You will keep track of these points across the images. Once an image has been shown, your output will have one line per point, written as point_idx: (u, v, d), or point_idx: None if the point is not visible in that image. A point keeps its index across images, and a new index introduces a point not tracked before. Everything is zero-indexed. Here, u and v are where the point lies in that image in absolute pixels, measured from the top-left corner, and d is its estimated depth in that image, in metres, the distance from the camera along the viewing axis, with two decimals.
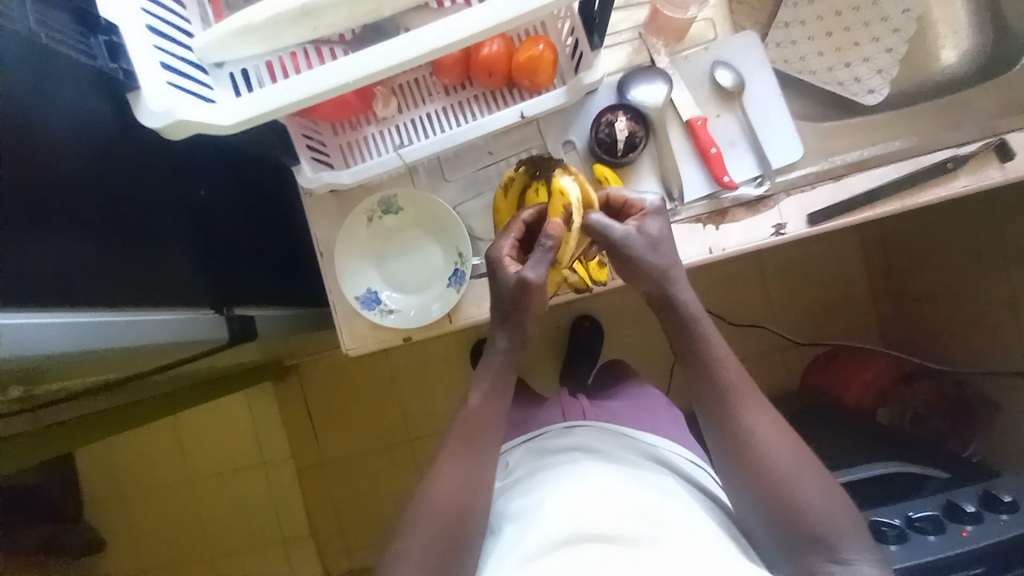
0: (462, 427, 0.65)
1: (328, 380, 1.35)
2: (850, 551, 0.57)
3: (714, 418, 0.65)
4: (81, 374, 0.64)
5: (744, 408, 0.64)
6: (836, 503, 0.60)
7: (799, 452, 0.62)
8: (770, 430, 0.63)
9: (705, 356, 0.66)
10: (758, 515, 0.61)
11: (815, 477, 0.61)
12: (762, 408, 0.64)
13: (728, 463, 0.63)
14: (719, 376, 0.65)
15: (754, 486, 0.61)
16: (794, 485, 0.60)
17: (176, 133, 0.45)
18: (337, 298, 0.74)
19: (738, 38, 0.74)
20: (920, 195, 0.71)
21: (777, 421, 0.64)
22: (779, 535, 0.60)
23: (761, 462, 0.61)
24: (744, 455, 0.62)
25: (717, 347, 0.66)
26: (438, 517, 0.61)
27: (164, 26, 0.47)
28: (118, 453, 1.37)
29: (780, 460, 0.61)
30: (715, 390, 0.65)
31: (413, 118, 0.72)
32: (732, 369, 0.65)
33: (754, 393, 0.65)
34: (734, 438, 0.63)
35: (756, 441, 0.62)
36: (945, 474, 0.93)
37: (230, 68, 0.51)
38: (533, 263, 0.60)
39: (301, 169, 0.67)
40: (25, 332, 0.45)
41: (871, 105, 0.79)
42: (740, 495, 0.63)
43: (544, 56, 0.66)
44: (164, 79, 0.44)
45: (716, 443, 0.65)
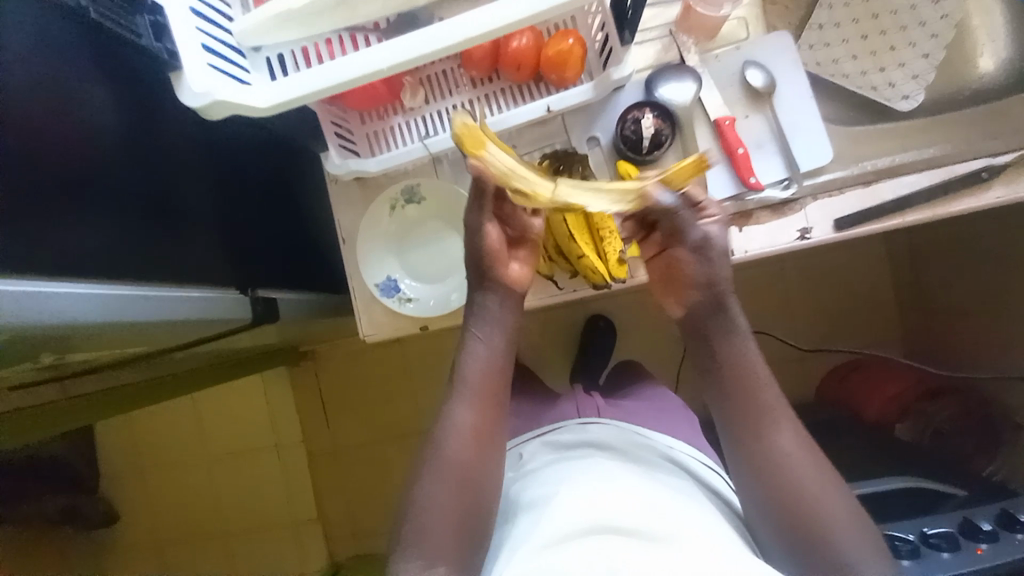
0: (464, 382, 0.67)
1: (343, 367, 1.36)
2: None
3: (745, 436, 0.64)
4: (112, 345, 0.66)
5: (778, 431, 0.63)
6: (864, 534, 0.59)
7: (828, 478, 0.62)
8: (801, 454, 0.62)
9: (744, 373, 0.65)
10: (778, 536, 0.60)
11: (843, 505, 0.60)
12: (793, 428, 0.64)
13: (755, 481, 0.62)
14: (758, 395, 0.65)
15: (780, 507, 0.60)
16: (821, 510, 0.59)
17: (215, 114, 0.46)
18: (357, 284, 0.75)
19: (772, 38, 0.73)
20: (954, 205, 0.69)
21: (808, 445, 0.63)
22: (800, 557, 0.59)
23: (789, 485, 0.60)
24: (773, 473, 0.61)
25: (754, 363, 0.66)
26: (450, 482, 0.62)
27: (206, 9, 0.48)
28: (135, 426, 1.40)
29: (808, 485, 0.60)
30: (749, 410, 0.64)
31: (440, 109, 0.72)
32: (769, 389, 0.65)
33: (789, 417, 0.65)
34: (764, 459, 0.62)
35: (788, 463, 0.62)
36: (963, 491, 0.90)
37: (267, 53, 0.52)
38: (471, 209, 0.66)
39: (329, 156, 0.68)
40: (58, 299, 0.46)
41: (905, 111, 0.77)
42: (763, 516, 0.61)
43: (573, 50, 0.66)
44: (205, 61, 0.45)
45: (745, 457, 0.64)
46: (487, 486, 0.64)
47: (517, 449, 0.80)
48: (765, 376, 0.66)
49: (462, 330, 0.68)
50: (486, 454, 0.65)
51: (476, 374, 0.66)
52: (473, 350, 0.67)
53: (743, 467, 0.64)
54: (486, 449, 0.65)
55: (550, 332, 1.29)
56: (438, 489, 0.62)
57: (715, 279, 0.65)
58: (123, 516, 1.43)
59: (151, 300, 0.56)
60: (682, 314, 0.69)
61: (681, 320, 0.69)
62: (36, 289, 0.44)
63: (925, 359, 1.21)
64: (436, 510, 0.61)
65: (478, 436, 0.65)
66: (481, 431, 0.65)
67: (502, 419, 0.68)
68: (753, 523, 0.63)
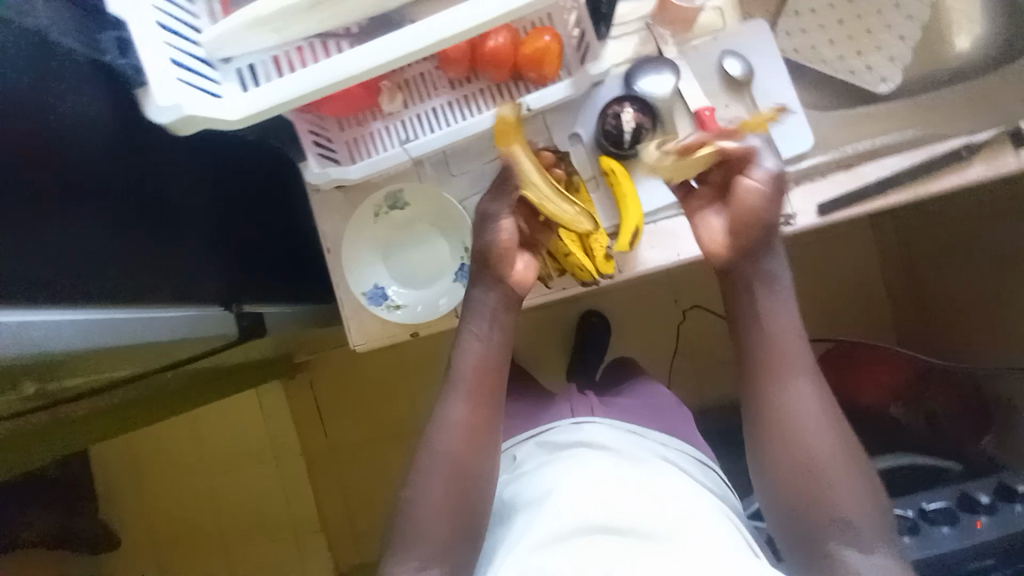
0: (456, 376, 0.67)
1: (338, 375, 1.36)
2: (873, 545, 0.58)
3: (765, 388, 0.64)
4: (94, 370, 0.66)
5: (794, 387, 0.63)
6: (866, 495, 0.60)
7: (840, 440, 0.62)
8: (818, 411, 0.62)
9: (767, 327, 0.65)
10: (781, 495, 0.62)
11: (851, 469, 0.61)
12: (812, 383, 0.63)
13: (765, 439, 0.63)
14: (776, 346, 0.64)
15: (786, 467, 0.61)
16: (825, 473, 0.60)
17: (186, 128, 0.45)
18: (344, 294, 0.74)
19: (748, 27, 0.73)
20: (934, 184, 0.70)
21: (827, 404, 0.63)
22: (799, 515, 0.61)
23: (801, 441, 0.61)
24: (783, 429, 0.62)
25: (774, 315, 0.65)
26: (446, 477, 0.63)
27: (173, 22, 0.47)
28: (130, 442, 1.38)
29: (818, 444, 0.61)
30: (775, 362, 0.64)
31: (419, 113, 0.72)
32: (794, 344, 0.64)
33: (811, 370, 0.64)
34: (779, 413, 0.62)
35: (803, 417, 0.62)
36: (958, 467, 0.93)
37: (238, 64, 0.50)
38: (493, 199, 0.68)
39: (307, 165, 0.67)
40: (49, 328, 0.49)
41: (885, 94, 0.77)
42: (771, 476, 0.63)
43: (550, 47, 0.66)
44: (175, 76, 0.44)
45: (757, 413, 0.64)
46: (484, 489, 0.64)
47: (511, 450, 0.80)
48: (787, 331, 0.65)
49: (459, 327, 0.68)
50: (480, 450, 0.64)
51: (470, 368, 0.66)
52: (468, 347, 0.67)
53: (756, 423, 0.64)
54: (478, 445, 0.64)
55: (544, 331, 1.29)
56: (436, 483, 0.62)
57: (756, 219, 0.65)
58: (123, 539, 1.40)
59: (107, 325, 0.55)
60: (721, 265, 0.68)
61: (720, 271, 0.68)
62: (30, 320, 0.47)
63: (915, 338, 1.23)
64: (434, 504, 0.62)
65: (475, 435, 0.65)
66: (476, 426, 0.65)
67: (496, 412, 0.67)
68: (758, 485, 0.65)
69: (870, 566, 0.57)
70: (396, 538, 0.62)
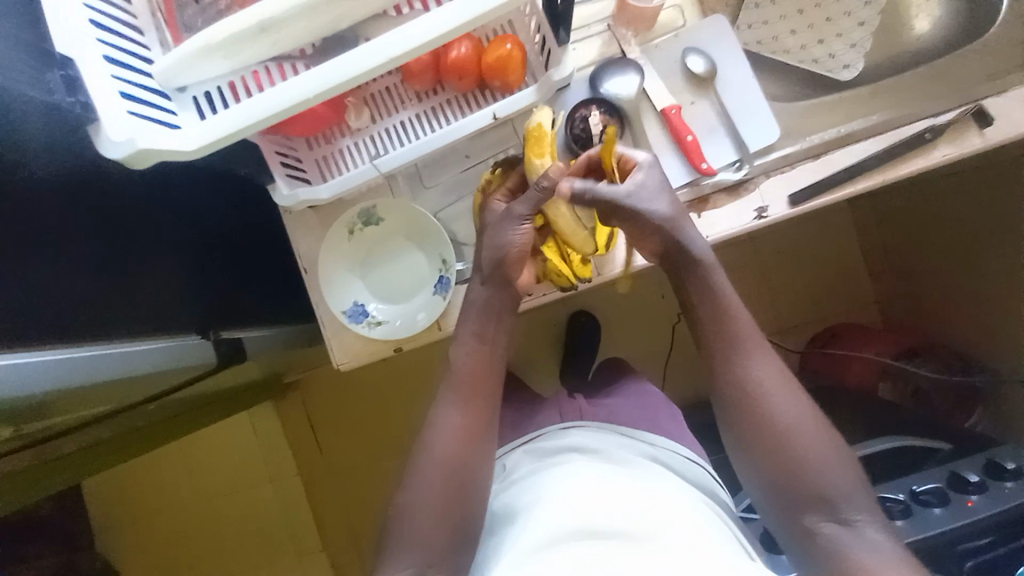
0: (454, 379, 0.67)
1: (329, 392, 1.35)
2: (855, 512, 0.58)
3: (721, 367, 0.65)
4: (71, 409, 0.66)
5: (756, 368, 0.64)
6: (841, 464, 0.60)
7: (806, 411, 0.62)
8: (776, 384, 0.63)
9: (717, 308, 0.66)
10: (760, 474, 0.62)
11: (822, 439, 0.61)
12: (772, 361, 0.65)
13: (730, 419, 0.64)
14: (732, 331, 0.65)
15: (756, 444, 0.62)
16: (796, 446, 0.61)
17: (141, 161, 0.44)
18: (323, 313, 0.74)
19: (708, 23, 0.73)
20: (903, 167, 0.71)
21: (784, 376, 0.64)
22: (779, 492, 0.61)
23: (765, 416, 0.62)
24: (751, 413, 0.63)
25: (730, 300, 0.66)
26: (435, 484, 0.62)
27: (122, 55, 0.46)
28: (122, 476, 1.37)
29: (783, 417, 0.62)
30: (727, 341, 0.65)
31: (387, 127, 0.71)
32: (743, 322, 0.66)
33: (763, 346, 0.65)
34: (739, 390, 0.64)
35: (762, 391, 0.63)
36: (948, 446, 0.94)
37: (193, 92, 0.50)
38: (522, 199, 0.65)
39: (277, 187, 0.66)
40: (27, 370, 0.49)
41: (848, 80, 0.79)
42: (745, 456, 0.63)
43: (513, 55, 0.66)
44: (126, 110, 0.44)
45: (726, 401, 0.65)
46: (475, 506, 0.63)
47: (500, 459, 0.79)
48: (742, 315, 0.66)
49: (458, 328, 0.69)
50: (476, 453, 0.64)
51: (467, 369, 0.67)
52: (463, 349, 0.67)
53: (727, 411, 0.65)
54: (475, 450, 0.64)
55: (534, 334, 1.29)
56: (422, 492, 0.62)
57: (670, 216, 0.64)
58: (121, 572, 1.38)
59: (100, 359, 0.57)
60: (656, 255, 0.67)
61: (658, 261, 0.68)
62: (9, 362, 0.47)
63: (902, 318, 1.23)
64: (422, 515, 0.61)
65: (463, 442, 0.64)
66: (471, 432, 0.64)
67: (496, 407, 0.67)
68: (737, 468, 0.65)
69: (856, 535, 0.57)
70: (387, 552, 0.61)
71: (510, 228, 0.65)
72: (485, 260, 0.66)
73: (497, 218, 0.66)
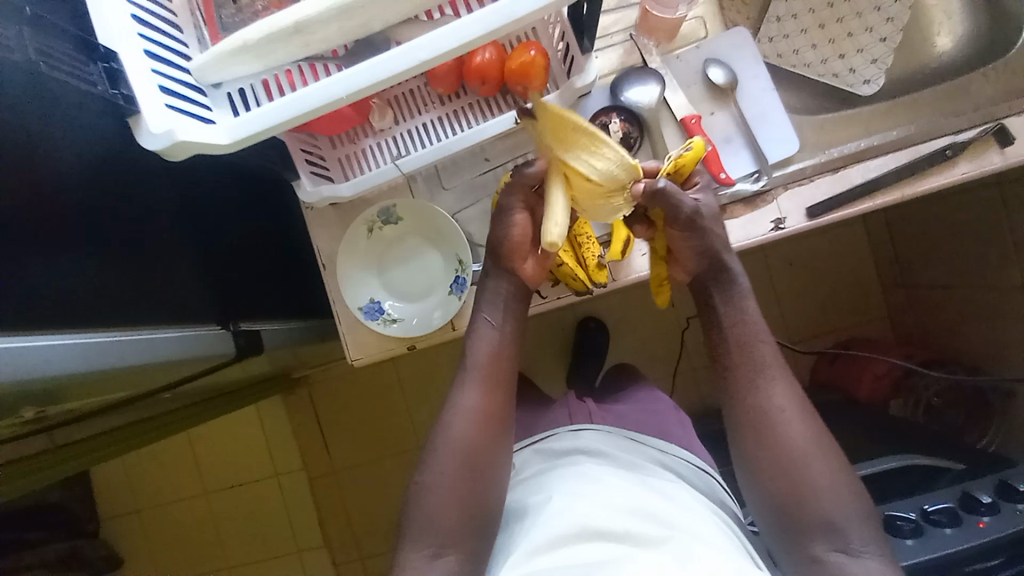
0: (472, 363, 0.67)
1: (336, 389, 1.35)
2: (861, 543, 0.58)
3: (742, 389, 0.65)
4: (89, 393, 0.67)
5: (775, 395, 0.64)
6: (850, 495, 0.60)
7: (819, 439, 0.63)
8: (795, 412, 0.63)
9: (740, 330, 0.67)
10: (769, 497, 0.62)
11: (833, 468, 0.61)
12: (790, 388, 0.65)
13: (745, 439, 0.64)
14: (752, 353, 0.66)
15: (770, 470, 0.62)
16: (808, 474, 0.60)
17: (177, 153, 0.46)
18: (340, 309, 0.75)
19: (729, 35, 0.74)
20: (921, 184, 0.70)
21: (803, 408, 0.64)
22: (788, 521, 0.61)
23: (780, 443, 0.62)
24: (766, 438, 0.63)
25: (753, 324, 0.67)
26: (448, 475, 0.62)
27: (163, 51, 0.48)
28: (131, 466, 1.38)
29: (798, 446, 0.62)
30: (747, 365, 0.66)
31: (409, 129, 0.73)
32: (766, 345, 0.66)
33: (782, 373, 0.65)
34: (758, 415, 0.64)
35: (777, 419, 0.63)
36: (962, 466, 0.93)
37: (227, 89, 0.51)
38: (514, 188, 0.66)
39: (301, 184, 0.68)
40: (51, 353, 0.49)
41: (867, 95, 0.80)
42: (756, 479, 0.63)
43: (536, 62, 0.66)
44: (163, 103, 0.45)
45: (739, 424, 0.65)
46: (485, 505, 0.63)
47: None
48: (761, 337, 0.67)
49: (474, 314, 0.69)
50: (488, 451, 0.64)
51: (483, 357, 0.67)
52: (484, 334, 0.68)
53: (742, 436, 0.65)
54: (486, 444, 0.64)
55: (541, 336, 1.29)
56: (435, 489, 0.62)
57: (709, 248, 0.66)
58: (126, 558, 1.40)
59: (109, 347, 0.56)
60: (687, 279, 0.70)
61: (687, 283, 0.71)
62: (37, 346, 0.48)
63: (916, 336, 1.22)
64: (428, 507, 0.61)
65: (473, 441, 0.64)
66: (485, 428, 0.65)
67: (510, 402, 0.68)
68: (743, 488, 0.65)
69: (861, 566, 0.57)
70: (403, 544, 0.61)
71: (505, 219, 0.67)
72: (489, 257, 0.69)
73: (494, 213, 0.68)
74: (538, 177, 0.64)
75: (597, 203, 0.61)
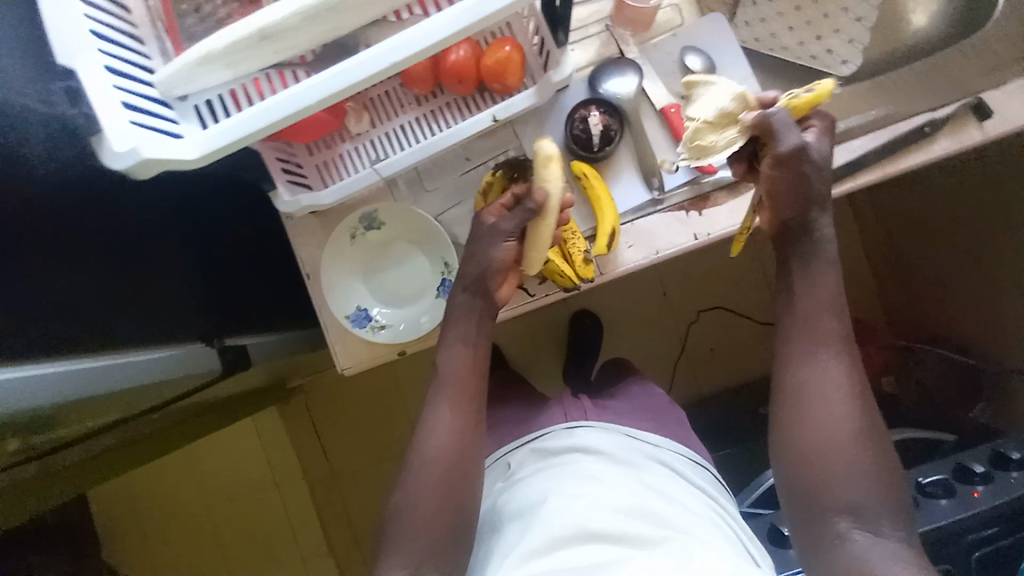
0: (439, 386, 0.66)
1: (332, 396, 1.34)
2: (886, 525, 0.58)
3: (794, 356, 0.63)
4: (76, 415, 0.66)
5: (827, 368, 0.62)
6: (877, 481, 0.59)
7: (863, 419, 0.60)
8: (845, 389, 0.61)
9: (807, 292, 0.64)
10: (792, 475, 0.62)
11: (869, 452, 0.59)
12: (844, 364, 0.62)
13: (784, 409, 0.63)
14: (812, 321, 0.63)
15: (799, 443, 0.61)
16: (836, 454, 0.59)
17: (144, 171, 0.45)
18: (326, 318, 0.74)
19: (705, 22, 0.73)
20: (900, 163, 0.71)
21: (854, 388, 0.61)
22: (810, 495, 0.60)
23: (819, 418, 0.60)
24: (806, 408, 0.61)
25: (817, 291, 0.64)
26: (441, 476, 0.62)
27: (124, 65, 0.47)
28: (130, 484, 1.37)
29: (838, 424, 0.60)
30: (810, 334, 0.63)
31: (387, 131, 0.71)
32: (832, 316, 0.63)
33: (834, 348, 0.62)
34: (802, 384, 0.62)
35: (827, 395, 0.61)
36: (953, 437, 0.94)
37: (194, 101, 0.50)
38: (507, 217, 0.65)
39: (278, 194, 0.67)
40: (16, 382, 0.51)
41: (848, 75, 0.79)
42: (785, 452, 0.62)
43: (511, 57, 0.66)
44: (127, 119, 0.44)
45: (781, 392, 0.64)
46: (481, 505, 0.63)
47: (504, 457, 0.77)
48: (826, 305, 0.63)
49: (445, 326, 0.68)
50: (473, 448, 0.64)
51: (455, 369, 0.66)
52: (450, 353, 0.67)
53: (785, 406, 0.63)
54: (470, 441, 0.64)
55: (535, 333, 1.29)
56: (434, 491, 0.62)
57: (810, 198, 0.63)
58: None
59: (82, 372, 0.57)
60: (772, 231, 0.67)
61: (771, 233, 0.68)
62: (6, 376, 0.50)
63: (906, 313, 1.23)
64: (424, 511, 0.61)
65: (465, 442, 0.64)
66: (463, 431, 0.64)
67: (482, 410, 0.67)
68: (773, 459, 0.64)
69: (883, 548, 0.56)
70: (394, 550, 0.61)
71: (495, 247, 0.65)
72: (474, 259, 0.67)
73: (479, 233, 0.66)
74: (536, 213, 0.63)
75: (709, 139, 0.61)
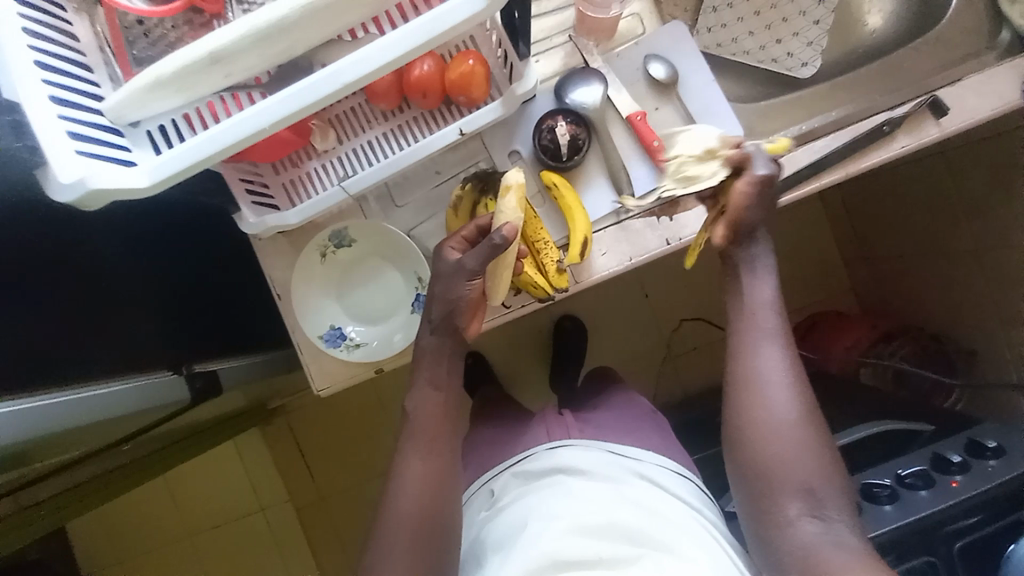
0: (413, 429, 0.65)
1: (316, 414, 1.32)
2: (835, 511, 0.58)
3: (738, 350, 0.64)
4: (41, 453, 0.64)
5: (769, 357, 0.63)
6: (825, 471, 0.59)
7: (805, 407, 0.61)
8: (787, 377, 0.62)
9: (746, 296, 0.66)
10: (744, 465, 0.61)
11: (815, 440, 0.60)
12: (787, 356, 0.63)
13: (732, 398, 0.63)
14: (751, 316, 0.65)
15: (751, 433, 0.61)
16: (785, 442, 0.59)
17: (93, 202, 0.43)
18: (300, 339, 0.73)
19: (667, 30, 0.74)
20: (864, 161, 0.72)
21: (799, 377, 0.62)
22: (761, 483, 0.60)
23: (765, 407, 0.61)
24: (750, 394, 0.62)
25: (755, 290, 0.66)
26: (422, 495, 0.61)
27: (70, 94, 0.45)
28: (110, 516, 1.32)
29: (784, 411, 0.60)
30: (752, 330, 0.64)
31: (355, 147, 0.71)
32: (772, 312, 0.65)
33: (779, 343, 0.63)
34: (749, 374, 0.63)
35: (775, 389, 0.61)
36: (930, 428, 0.95)
37: (147, 126, 0.49)
38: (473, 252, 0.63)
39: (243, 216, 0.66)
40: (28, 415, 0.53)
41: (806, 77, 0.82)
42: (739, 444, 0.62)
43: (476, 70, 0.65)
44: (75, 150, 0.43)
45: (731, 381, 0.64)
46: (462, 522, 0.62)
47: (486, 484, 0.76)
48: (765, 303, 0.65)
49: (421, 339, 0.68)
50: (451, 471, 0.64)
51: (427, 415, 0.66)
52: (421, 394, 0.66)
53: (733, 394, 0.63)
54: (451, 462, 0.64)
55: (519, 341, 1.28)
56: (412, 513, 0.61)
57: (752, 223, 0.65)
58: None
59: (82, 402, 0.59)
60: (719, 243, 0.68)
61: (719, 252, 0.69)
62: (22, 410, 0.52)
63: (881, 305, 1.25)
64: (404, 533, 0.60)
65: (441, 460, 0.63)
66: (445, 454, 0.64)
67: (458, 431, 0.68)
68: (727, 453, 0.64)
69: (834, 532, 0.56)
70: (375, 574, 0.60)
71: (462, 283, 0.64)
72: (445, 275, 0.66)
73: (449, 270, 0.64)
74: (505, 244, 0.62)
75: (694, 170, 0.67)
